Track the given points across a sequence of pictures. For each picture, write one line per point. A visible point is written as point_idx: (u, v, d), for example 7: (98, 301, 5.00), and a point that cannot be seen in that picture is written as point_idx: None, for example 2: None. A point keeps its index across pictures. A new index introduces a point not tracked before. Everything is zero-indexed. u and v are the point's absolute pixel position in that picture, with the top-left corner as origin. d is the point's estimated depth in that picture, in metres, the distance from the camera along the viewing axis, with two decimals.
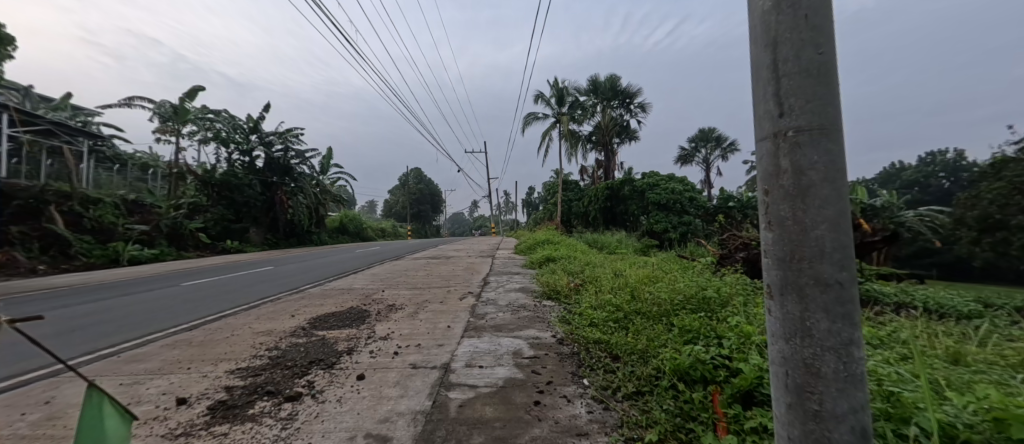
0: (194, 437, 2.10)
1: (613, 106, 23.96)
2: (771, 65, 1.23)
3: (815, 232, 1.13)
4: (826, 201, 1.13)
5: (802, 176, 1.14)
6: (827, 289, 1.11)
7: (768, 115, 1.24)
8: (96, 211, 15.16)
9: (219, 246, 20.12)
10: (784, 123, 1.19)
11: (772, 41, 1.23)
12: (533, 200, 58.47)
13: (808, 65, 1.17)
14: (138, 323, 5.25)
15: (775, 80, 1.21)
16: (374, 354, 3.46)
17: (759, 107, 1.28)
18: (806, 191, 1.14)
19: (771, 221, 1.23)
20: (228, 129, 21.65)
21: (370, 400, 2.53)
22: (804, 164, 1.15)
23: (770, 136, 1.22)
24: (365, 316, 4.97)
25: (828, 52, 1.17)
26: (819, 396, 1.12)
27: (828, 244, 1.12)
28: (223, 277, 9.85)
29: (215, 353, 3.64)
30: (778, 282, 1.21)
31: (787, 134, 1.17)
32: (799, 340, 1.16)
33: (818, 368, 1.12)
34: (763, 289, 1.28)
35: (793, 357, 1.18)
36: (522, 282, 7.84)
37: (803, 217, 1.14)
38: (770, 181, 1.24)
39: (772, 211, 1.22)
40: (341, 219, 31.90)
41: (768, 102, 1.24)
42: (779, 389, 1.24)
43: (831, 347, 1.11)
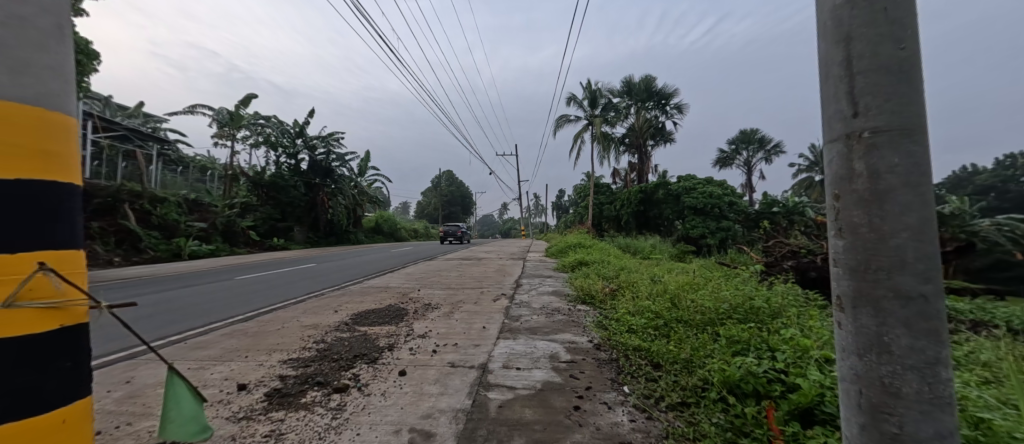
0: (255, 420, 2.26)
1: (648, 107, 23.39)
2: (843, 62, 1.16)
3: (895, 240, 1.05)
4: (906, 206, 1.05)
5: (879, 180, 1.06)
6: (909, 302, 1.03)
7: (839, 116, 1.16)
8: (164, 211, 16.78)
9: (267, 244, 21.52)
10: (858, 124, 1.11)
11: (845, 37, 1.16)
12: (563, 203, 58.08)
13: (885, 61, 1.10)
14: (197, 313, 5.72)
15: (848, 78, 1.13)
16: (413, 351, 3.56)
17: (829, 105, 1.21)
18: (883, 196, 1.06)
19: (842, 227, 1.15)
20: (278, 134, 23.23)
21: (412, 395, 2.60)
22: (881, 166, 1.06)
23: (841, 138, 1.15)
24: (403, 314, 5.13)
25: (910, 47, 1.09)
26: (900, 418, 1.04)
27: (910, 254, 1.03)
28: (269, 273, 10.53)
29: (268, 343, 3.90)
30: (851, 293, 1.12)
31: (861, 135, 1.09)
32: (874, 356, 1.07)
33: (897, 387, 1.04)
34: (831, 300, 1.20)
35: (867, 375, 1.09)
36: (553, 285, 7.81)
37: (880, 224, 1.06)
38: (840, 185, 1.16)
39: (843, 216, 1.15)
40: (377, 220, 33.12)
41: (839, 99, 1.16)
42: (848, 407, 1.16)
43: (913, 365, 1.03)
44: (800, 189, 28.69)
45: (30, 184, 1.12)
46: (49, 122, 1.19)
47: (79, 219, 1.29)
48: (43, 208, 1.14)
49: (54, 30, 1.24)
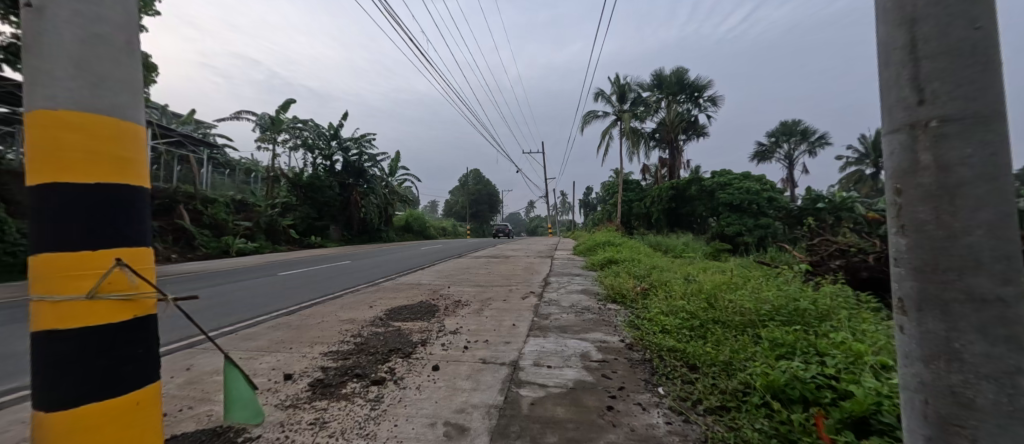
0: (301, 408, 2.38)
1: (680, 100, 22.63)
2: (907, 45, 1.07)
3: (968, 238, 0.96)
4: (983, 201, 0.95)
5: (949, 173, 0.98)
6: (985, 306, 0.94)
7: (901, 104, 1.08)
8: (214, 211, 17.99)
9: (306, 242, 22.62)
10: (924, 112, 1.02)
11: (908, 19, 1.07)
12: (591, 200, 57.26)
13: (959, 42, 1.00)
14: (245, 306, 6.10)
15: (911, 64, 1.05)
16: (446, 347, 3.64)
17: (890, 92, 1.12)
18: (953, 191, 0.97)
19: (906, 224, 1.07)
20: (315, 137, 24.31)
21: (446, 390, 2.66)
22: (951, 158, 0.98)
23: (905, 127, 1.06)
24: (434, 310, 5.25)
25: (986, 27, 1.00)
26: (972, 431, 0.96)
27: (986, 254, 0.94)
28: (308, 269, 11.05)
29: (310, 336, 4.11)
30: (915, 295, 1.05)
31: (928, 124, 1.01)
32: (943, 363, 0.99)
33: (970, 398, 0.96)
34: (892, 302, 1.12)
35: (937, 384, 1.01)
36: (582, 283, 7.73)
37: (951, 221, 0.98)
38: (904, 178, 1.08)
39: (906, 212, 1.07)
40: (407, 218, 33.98)
41: (902, 86, 1.08)
42: (912, 417, 1.09)
43: (990, 375, 0.94)
44: (848, 183, 26.81)
45: (108, 189, 1.25)
46: (125, 133, 1.32)
47: (146, 219, 1.39)
48: (119, 209, 1.27)
49: (128, 45, 1.36)
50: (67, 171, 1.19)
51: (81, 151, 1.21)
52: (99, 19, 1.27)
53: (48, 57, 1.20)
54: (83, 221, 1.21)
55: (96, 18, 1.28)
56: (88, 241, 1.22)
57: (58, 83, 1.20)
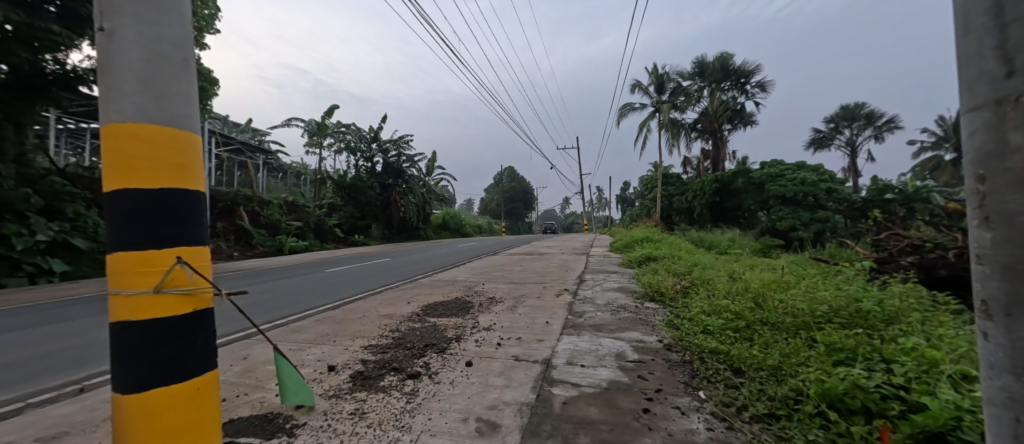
0: (342, 398, 2.50)
1: (724, 87, 21.48)
2: (988, 12, 0.95)
3: None
4: None
5: None
6: None
7: (985, 78, 0.95)
8: (269, 212, 19.29)
9: (350, 240, 23.77)
10: (1010, 88, 0.90)
11: None
12: (629, 196, 55.77)
13: None
14: (296, 301, 6.51)
15: (996, 31, 0.92)
16: (479, 343, 3.68)
17: (970, 67, 1.00)
18: None
19: (990, 215, 0.95)
20: (356, 139, 25.41)
21: (478, 386, 2.69)
22: None
23: (988, 106, 0.94)
24: (469, 307, 5.32)
25: None
26: None
27: None
28: (352, 266, 11.61)
29: (352, 330, 4.30)
30: (1002, 296, 0.92)
31: (1019, 100, 0.88)
32: None
33: None
34: (974, 306, 1.00)
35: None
36: (619, 281, 7.55)
37: None
38: (988, 163, 0.95)
39: (990, 202, 0.95)
40: (444, 216, 34.76)
41: (985, 58, 0.95)
42: (998, 435, 0.96)
43: None
44: (923, 171, 24.23)
45: (169, 194, 1.37)
46: (182, 142, 1.42)
47: (201, 219, 1.49)
48: (178, 212, 1.39)
49: (185, 60, 1.47)
50: (135, 179, 1.31)
51: (146, 159, 1.33)
52: (159, 37, 1.39)
53: (119, 76, 1.32)
54: (150, 224, 1.33)
55: (158, 37, 1.39)
56: (153, 241, 1.34)
57: (126, 98, 1.32)
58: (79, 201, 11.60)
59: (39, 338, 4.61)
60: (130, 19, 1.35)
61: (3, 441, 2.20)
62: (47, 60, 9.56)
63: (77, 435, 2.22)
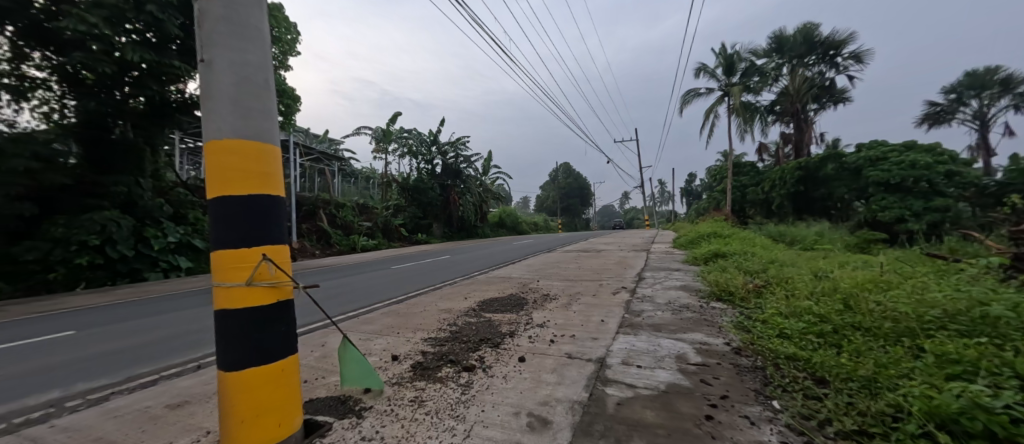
0: (403, 386, 2.66)
1: (809, 62, 19.49)
2: None
3: None
4: None
5: None
6: None
7: None
8: (343, 213, 21.00)
9: (413, 238, 25.09)
10: None
11: None
12: (695, 188, 52.42)
13: None
14: (365, 295, 7.04)
15: None
16: (532, 339, 3.70)
17: None
18: None
19: None
20: (418, 143, 26.75)
21: (530, 381, 2.70)
22: None
23: None
24: (523, 303, 5.36)
25: None
26: None
27: None
28: (415, 263, 12.27)
29: (413, 323, 4.55)
30: None
31: None
32: None
33: None
34: None
35: None
36: (683, 279, 7.13)
37: None
38: None
39: None
40: (501, 214, 35.35)
41: None
42: None
43: None
44: None
45: (255, 199, 1.55)
46: (265, 152, 1.60)
47: (281, 220, 1.66)
48: (262, 215, 1.57)
49: (267, 80, 1.65)
50: (229, 186, 1.50)
51: (237, 171, 1.52)
52: (246, 63, 1.59)
53: (214, 100, 1.52)
54: (240, 226, 1.53)
55: (244, 62, 1.58)
56: (244, 241, 1.53)
57: (220, 117, 1.51)
58: (196, 206, 13.58)
59: (170, 323, 5.48)
60: (222, 48, 1.54)
61: (143, 405, 2.64)
62: (171, 90, 11.26)
63: (194, 404, 2.59)
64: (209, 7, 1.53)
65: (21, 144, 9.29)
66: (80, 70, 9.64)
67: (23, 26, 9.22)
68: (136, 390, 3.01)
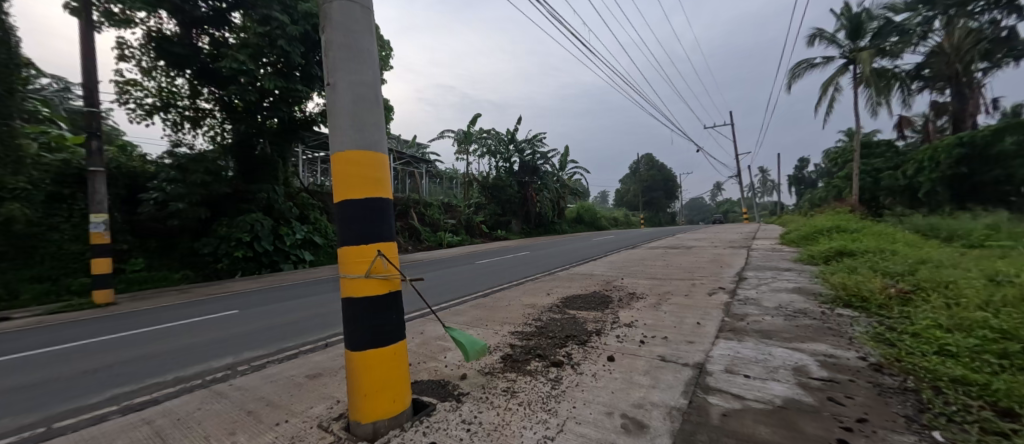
0: (495, 376, 2.79)
1: (975, 10, 15.53)
2: None
3: None
4: None
5: None
6: None
7: None
8: (431, 212, 22.63)
9: (493, 235, 26.03)
10: None
11: None
12: (806, 176, 45.47)
13: None
14: (452, 289, 7.49)
15: None
16: (620, 339, 3.59)
17: None
18: None
19: None
20: (496, 142, 27.59)
21: (622, 382, 2.62)
22: None
23: None
24: (608, 302, 5.22)
25: None
26: None
27: None
28: (497, 259, 12.70)
29: (500, 316, 4.72)
30: None
31: None
32: None
33: None
34: None
35: None
36: (795, 280, 6.21)
37: None
38: None
39: None
40: (579, 210, 34.78)
41: None
42: None
43: None
44: None
45: (369, 201, 1.76)
46: (377, 160, 1.80)
47: (390, 219, 1.86)
48: (375, 217, 1.78)
49: (378, 96, 1.86)
50: (351, 191, 1.73)
51: (357, 177, 1.75)
52: (363, 84, 1.81)
53: (339, 117, 1.77)
54: (359, 225, 1.76)
55: (359, 81, 1.80)
56: (363, 239, 1.76)
57: (343, 131, 1.75)
58: (316, 208, 15.82)
59: (302, 306, 6.51)
60: (343, 71, 1.78)
61: (289, 374, 3.19)
62: (296, 111, 13.19)
63: (326, 377, 3.04)
64: (332, 37, 1.77)
65: (197, 162, 11.85)
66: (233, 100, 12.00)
67: (197, 69, 11.81)
68: (285, 360, 3.66)
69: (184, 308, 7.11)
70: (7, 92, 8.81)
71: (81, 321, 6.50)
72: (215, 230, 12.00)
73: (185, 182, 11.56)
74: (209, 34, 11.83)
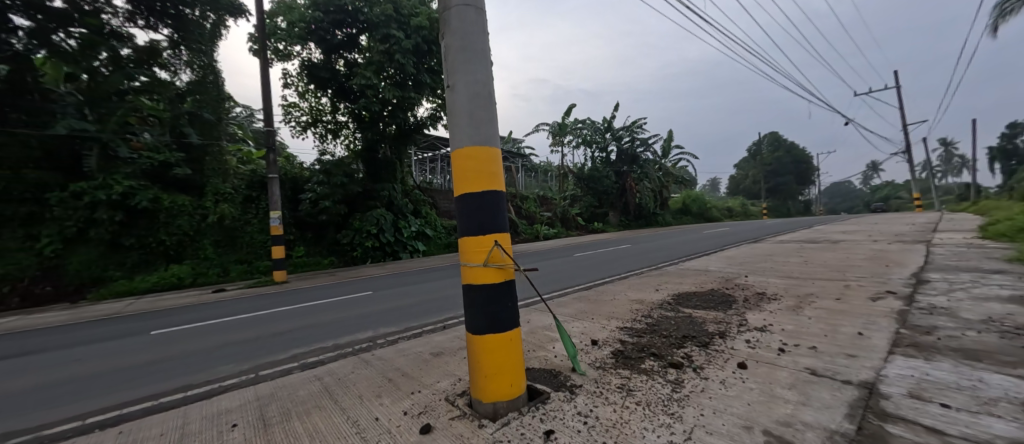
0: (607, 371, 2.73)
1: None
2: None
3: None
4: None
5: None
6: None
7: None
8: (527, 205, 23.14)
9: (590, 227, 25.39)
10: None
11: None
12: (1017, 148, 33.87)
13: None
14: (552, 281, 7.55)
15: None
16: (752, 344, 3.17)
17: None
18: None
19: None
20: (592, 132, 26.77)
21: (760, 394, 2.31)
22: None
23: None
24: (731, 301, 4.65)
25: None
26: None
27: None
28: (597, 252, 12.38)
29: (606, 310, 4.60)
30: None
31: None
32: None
33: None
34: None
35: None
36: (1009, 287, 4.66)
37: None
38: None
39: None
40: (685, 200, 31.80)
41: None
42: None
43: None
44: None
45: (486, 194, 1.86)
46: (491, 154, 1.89)
47: (504, 211, 1.94)
48: (492, 209, 1.89)
49: (491, 93, 1.95)
50: (472, 185, 1.85)
51: (478, 172, 1.86)
52: (481, 82, 1.92)
53: (459, 117, 1.92)
54: (478, 218, 1.88)
55: (476, 81, 1.91)
56: (482, 230, 1.87)
57: (463, 129, 1.89)
58: (427, 203, 17.48)
59: (421, 291, 7.29)
60: (462, 73, 1.91)
61: (418, 350, 3.61)
62: (410, 117, 14.71)
63: (448, 355, 3.35)
64: (452, 42, 1.92)
65: (338, 167, 14.11)
66: (362, 112, 13.95)
67: (336, 89, 13.98)
68: (414, 337, 4.17)
69: (331, 288, 8.59)
70: (219, 120, 12.88)
71: (265, 295, 8.38)
72: (351, 224, 14.16)
73: (331, 183, 13.89)
74: (344, 57, 13.84)
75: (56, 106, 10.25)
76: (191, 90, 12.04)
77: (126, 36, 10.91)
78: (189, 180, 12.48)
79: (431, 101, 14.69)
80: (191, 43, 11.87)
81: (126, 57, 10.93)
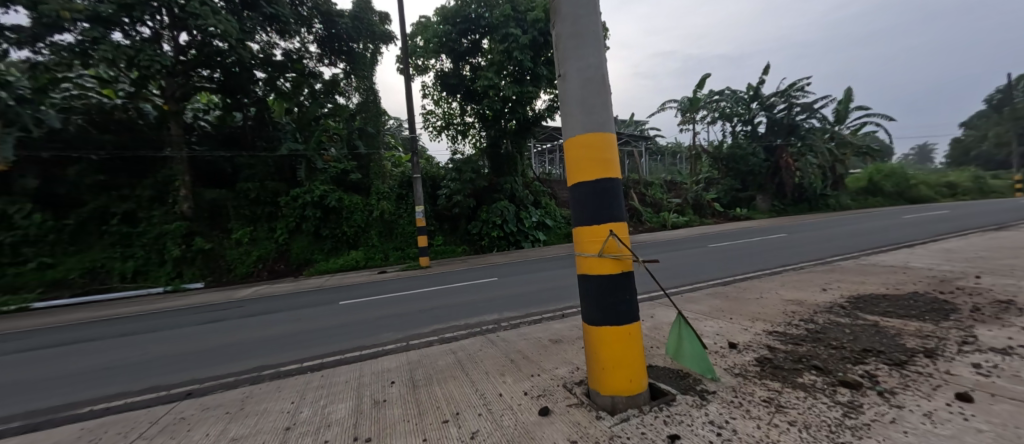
0: (750, 381, 2.35)
1: None
2: None
3: None
4: None
5: None
6: None
7: None
8: (653, 192, 21.50)
9: (730, 214, 22.08)
10: None
11: None
12: None
13: None
14: (682, 274, 6.89)
15: None
16: (981, 371, 2.31)
17: None
18: None
19: None
20: (732, 104, 23.22)
21: (994, 438, 1.67)
22: None
23: None
24: (945, 311, 3.48)
25: None
26: None
27: None
28: (740, 242, 10.76)
29: (750, 310, 3.97)
30: None
31: None
32: None
33: None
34: None
35: None
36: None
37: None
38: None
39: None
40: (867, 176, 25.04)
41: None
42: None
43: None
44: None
45: (600, 182, 1.77)
46: (606, 140, 1.78)
47: (621, 200, 1.83)
48: (608, 197, 1.78)
49: (604, 76, 1.83)
50: (586, 174, 1.79)
51: (593, 160, 1.78)
52: (594, 66, 1.82)
53: (571, 105, 1.86)
54: (593, 206, 1.81)
55: (588, 65, 1.82)
56: (597, 219, 1.80)
57: (575, 117, 1.82)
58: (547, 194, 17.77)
59: (539, 279, 7.53)
60: (573, 60, 1.85)
61: (538, 335, 3.71)
62: (530, 110, 15.04)
63: (567, 343, 3.37)
64: (562, 30, 1.86)
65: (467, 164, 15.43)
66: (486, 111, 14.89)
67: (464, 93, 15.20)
68: (536, 322, 4.32)
69: (460, 274, 9.57)
70: (377, 132, 15.50)
71: (409, 278, 9.82)
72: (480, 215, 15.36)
73: (461, 179, 15.33)
74: (469, 62, 14.92)
75: (281, 133, 14.17)
76: (360, 110, 14.89)
77: (316, 73, 13.96)
78: (359, 183, 15.16)
79: (549, 92, 14.74)
80: (359, 73, 14.67)
81: (319, 90, 14.08)
